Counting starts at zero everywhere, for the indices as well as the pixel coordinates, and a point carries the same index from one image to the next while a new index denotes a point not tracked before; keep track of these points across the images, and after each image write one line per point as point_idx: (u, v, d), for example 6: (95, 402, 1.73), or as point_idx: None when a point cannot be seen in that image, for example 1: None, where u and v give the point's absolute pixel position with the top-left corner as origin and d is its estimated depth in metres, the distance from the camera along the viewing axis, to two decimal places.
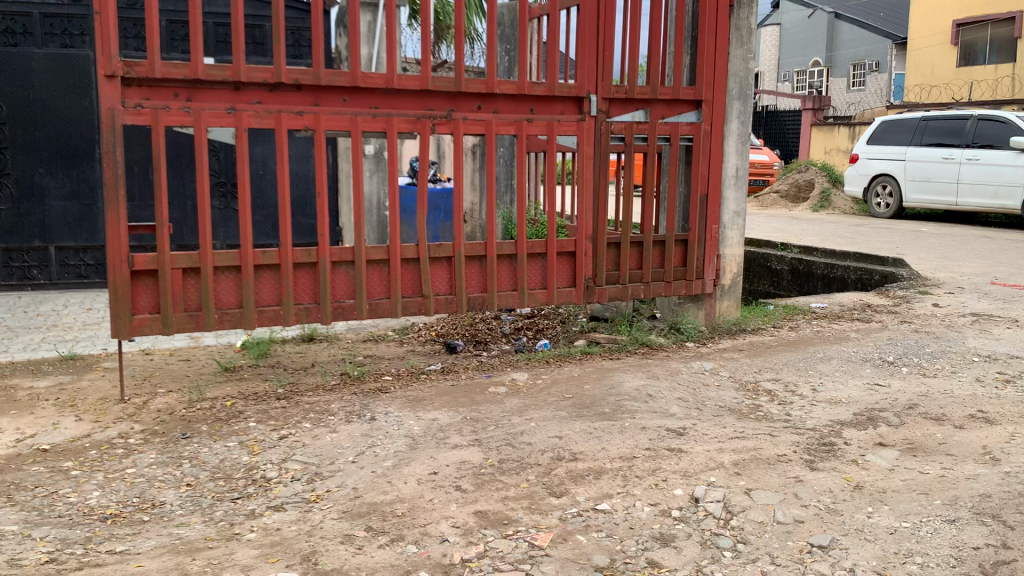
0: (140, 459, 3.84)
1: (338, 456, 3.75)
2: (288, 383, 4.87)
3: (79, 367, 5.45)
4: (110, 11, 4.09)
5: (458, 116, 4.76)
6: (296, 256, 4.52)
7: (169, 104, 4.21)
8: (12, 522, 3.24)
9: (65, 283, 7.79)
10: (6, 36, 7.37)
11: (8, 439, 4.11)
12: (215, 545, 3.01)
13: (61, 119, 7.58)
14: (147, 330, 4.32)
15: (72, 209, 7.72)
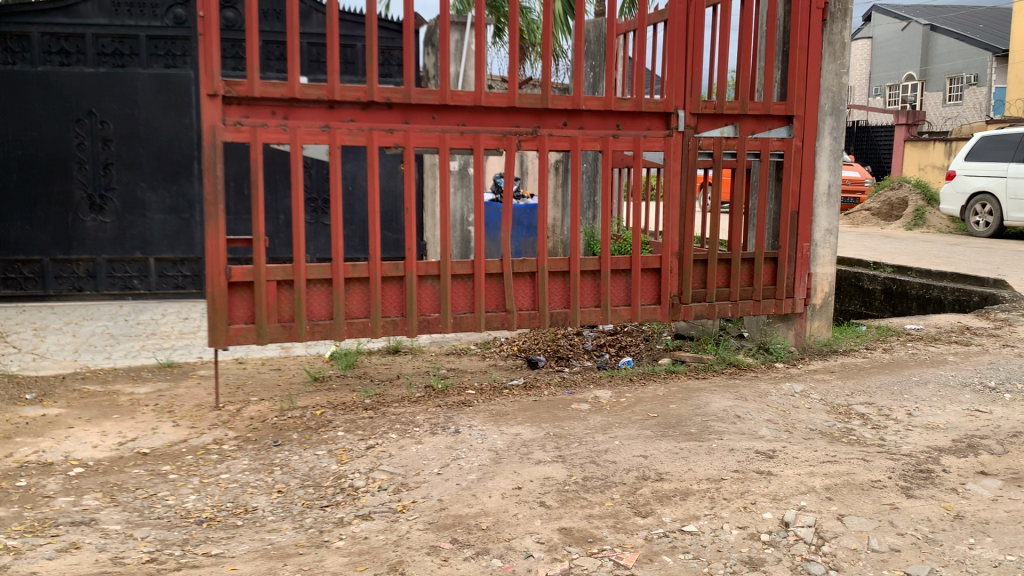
0: (234, 465, 3.96)
1: (423, 467, 3.79)
2: (374, 394, 4.96)
3: (176, 374, 5.67)
4: (213, 33, 4.26)
5: (545, 133, 4.78)
6: (384, 270, 4.61)
7: (268, 122, 4.37)
8: (115, 522, 3.38)
9: (163, 294, 8.11)
10: (115, 58, 7.74)
11: (112, 442, 4.30)
12: (305, 551, 3.08)
13: (163, 136, 7.93)
14: (242, 340, 4.46)
15: (171, 222, 8.06)
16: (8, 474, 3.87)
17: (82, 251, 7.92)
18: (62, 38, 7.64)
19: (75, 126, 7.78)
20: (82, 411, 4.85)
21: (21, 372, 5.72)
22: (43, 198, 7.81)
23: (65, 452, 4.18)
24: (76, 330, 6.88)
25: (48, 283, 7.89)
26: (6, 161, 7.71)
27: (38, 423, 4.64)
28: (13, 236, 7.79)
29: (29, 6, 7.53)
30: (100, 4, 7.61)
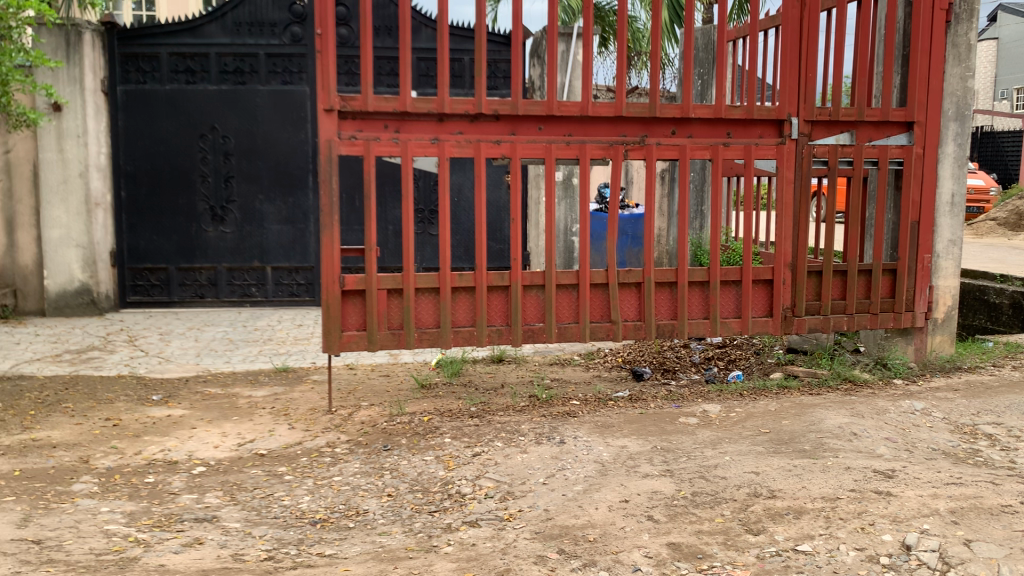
0: (345, 468, 4.08)
1: (529, 477, 3.80)
2: (480, 402, 5.01)
3: (291, 379, 5.87)
4: (329, 50, 4.41)
5: (652, 142, 4.73)
6: (490, 279, 4.66)
7: (380, 135, 4.49)
8: (236, 520, 3.52)
9: (278, 301, 8.41)
10: (236, 75, 8.11)
11: (232, 443, 4.49)
12: (415, 555, 3.13)
13: (280, 150, 8.24)
14: (354, 346, 4.59)
15: (287, 232, 8.35)
16: (138, 471, 4.09)
17: (204, 260, 8.31)
18: (189, 57, 8.05)
19: (199, 141, 8.18)
20: (205, 412, 5.09)
21: (149, 374, 6.05)
22: (169, 209, 8.24)
23: (189, 451, 4.39)
24: (198, 335, 7.22)
25: (173, 290, 8.32)
26: (137, 175, 8.17)
27: (165, 423, 4.89)
28: (142, 245, 8.25)
29: (158, 28, 7.97)
30: (223, 25, 8.00)
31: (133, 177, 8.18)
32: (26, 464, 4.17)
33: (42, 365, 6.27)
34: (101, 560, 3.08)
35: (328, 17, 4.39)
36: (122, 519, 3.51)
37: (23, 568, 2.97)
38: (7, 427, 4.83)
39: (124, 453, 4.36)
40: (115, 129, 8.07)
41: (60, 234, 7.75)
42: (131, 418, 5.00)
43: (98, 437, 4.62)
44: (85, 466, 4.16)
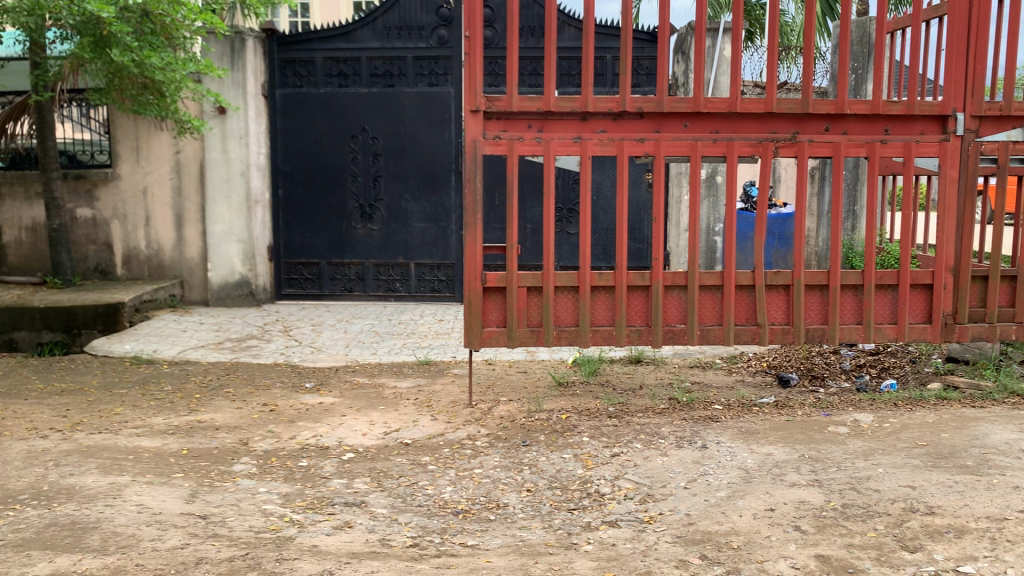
0: (486, 461, 4.15)
1: (670, 480, 3.75)
2: (619, 402, 4.98)
3: (433, 372, 6.03)
4: (476, 51, 4.50)
5: (804, 139, 4.56)
6: (631, 279, 4.62)
7: (524, 135, 4.55)
8: (383, 506, 3.65)
9: (421, 296, 8.64)
10: (385, 78, 8.38)
11: (378, 432, 4.65)
12: (555, 551, 3.15)
13: (425, 149, 8.45)
14: (494, 342, 4.66)
15: (430, 230, 8.56)
16: (292, 455, 4.31)
17: (353, 256, 8.65)
18: (341, 61, 8.40)
19: (349, 142, 8.52)
20: (353, 401, 5.30)
21: (301, 363, 6.36)
22: (321, 207, 8.63)
23: (339, 437, 4.59)
24: (347, 327, 7.52)
25: (323, 284, 8.71)
26: (293, 174, 8.60)
27: (317, 410, 5.13)
28: (296, 241, 8.68)
29: (314, 34, 8.35)
30: (374, 29, 8.29)
31: (289, 176, 8.62)
32: (193, 443, 4.47)
33: (205, 351, 6.71)
34: (261, 537, 3.26)
35: (476, 19, 4.48)
36: (278, 499, 3.71)
37: (191, 541, 3.19)
38: (176, 408, 5.20)
39: (280, 437, 4.60)
40: (274, 131, 8.52)
41: (223, 230, 8.32)
42: (286, 404, 5.27)
43: (257, 421, 4.90)
44: (245, 448, 4.42)
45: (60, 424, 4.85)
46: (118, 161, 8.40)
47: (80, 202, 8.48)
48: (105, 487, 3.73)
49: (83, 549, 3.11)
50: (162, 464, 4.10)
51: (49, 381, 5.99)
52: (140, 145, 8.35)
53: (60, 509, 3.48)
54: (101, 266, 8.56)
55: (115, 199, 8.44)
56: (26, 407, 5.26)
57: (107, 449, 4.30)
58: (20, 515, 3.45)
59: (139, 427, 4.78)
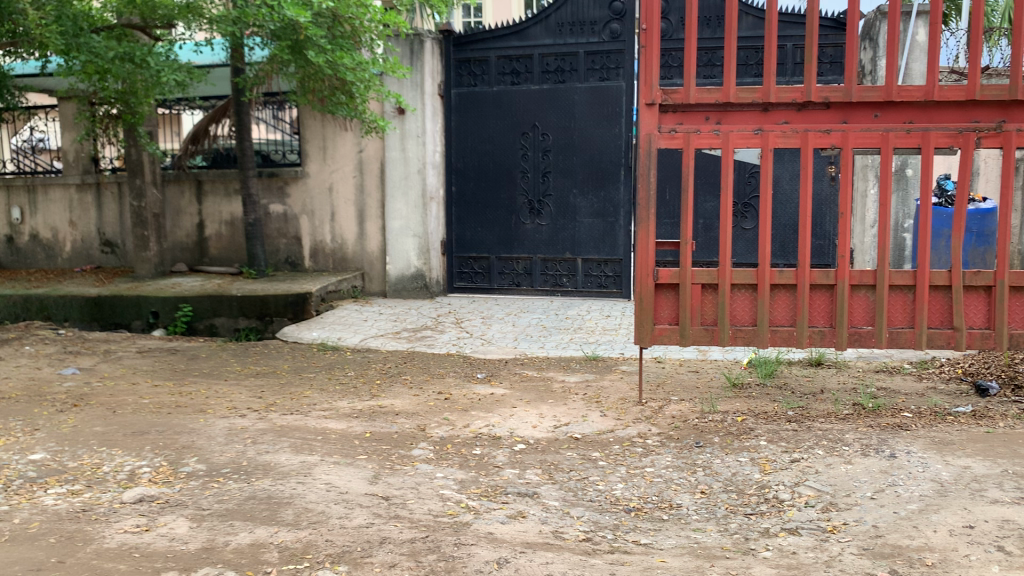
0: (658, 460, 4.10)
1: (855, 489, 3.57)
2: (798, 406, 4.78)
3: (601, 368, 6.02)
4: (653, 44, 4.44)
5: (1010, 128, 4.21)
6: (814, 277, 4.42)
7: (702, 128, 4.45)
8: (555, 498, 3.69)
9: (588, 292, 8.61)
10: (557, 74, 8.43)
11: (549, 425, 4.70)
12: (732, 555, 3.07)
13: (594, 145, 8.41)
14: (666, 339, 4.60)
15: (598, 225, 8.50)
16: (467, 442, 4.43)
17: (522, 251, 8.75)
18: (515, 59, 8.53)
19: (520, 139, 8.62)
20: (523, 393, 5.38)
21: (473, 355, 6.52)
22: (492, 203, 8.79)
23: (510, 428, 4.67)
24: (516, 321, 7.65)
25: (493, 278, 8.88)
26: (465, 171, 8.82)
27: (489, 400, 5.24)
28: (468, 236, 8.90)
29: (489, 34, 8.54)
30: (547, 26, 8.37)
31: (462, 173, 8.84)
32: (374, 427, 4.69)
33: (384, 340, 7.01)
34: (439, 521, 3.37)
35: (653, 12, 4.42)
36: (455, 485, 3.82)
37: (375, 520, 3.34)
38: (358, 393, 5.47)
39: (455, 425, 4.74)
40: (449, 129, 8.78)
41: (400, 225, 8.68)
42: (459, 393, 5.42)
43: (433, 409, 5.08)
44: (422, 434, 4.58)
45: (255, 404, 5.22)
46: (307, 159, 8.96)
47: (273, 198, 9.14)
48: (297, 464, 3.98)
49: (279, 522, 3.33)
50: (347, 446, 4.33)
51: (246, 364, 6.46)
52: (326, 144, 8.87)
53: (258, 484, 3.74)
54: (291, 259, 9.19)
55: (303, 196, 9.03)
56: (226, 388, 5.69)
57: (298, 429, 4.58)
58: (223, 487, 3.74)
59: (326, 410, 5.07)
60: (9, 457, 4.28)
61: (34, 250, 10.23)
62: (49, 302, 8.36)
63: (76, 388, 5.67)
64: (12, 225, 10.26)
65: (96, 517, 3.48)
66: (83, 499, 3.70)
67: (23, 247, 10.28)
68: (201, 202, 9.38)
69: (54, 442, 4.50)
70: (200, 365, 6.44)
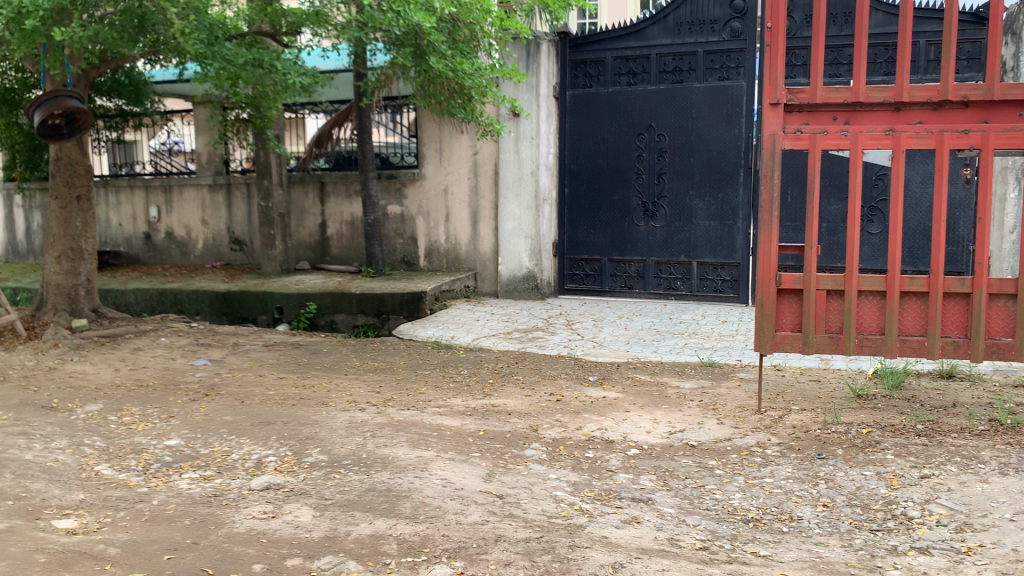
0: (778, 471, 3.99)
1: (992, 510, 3.37)
2: (928, 419, 4.56)
3: (717, 375, 5.89)
4: (779, 43, 4.32)
5: None
6: (948, 284, 4.20)
7: (829, 128, 4.30)
8: (670, 505, 3.64)
9: (703, 296, 8.44)
10: (675, 74, 8.31)
11: (663, 430, 4.64)
12: (857, 572, 2.95)
13: (713, 145, 8.24)
14: (788, 347, 4.48)
15: (715, 228, 8.32)
16: (580, 445, 4.42)
17: (635, 253, 8.65)
18: (631, 60, 8.46)
19: (636, 140, 8.54)
20: (637, 397, 5.33)
21: (584, 357, 6.50)
22: (605, 205, 8.72)
23: (624, 432, 4.63)
24: (628, 324, 7.58)
25: (604, 280, 8.82)
26: (579, 172, 8.80)
27: (601, 403, 5.22)
28: (580, 237, 8.87)
29: (606, 35, 8.51)
30: (665, 26, 8.26)
31: (575, 175, 8.82)
32: (488, 425, 4.74)
33: (496, 340, 7.08)
34: (553, 522, 3.37)
35: (779, 9, 4.30)
36: (568, 487, 3.82)
37: (491, 518, 3.38)
38: (472, 391, 5.55)
39: (567, 427, 4.74)
40: (563, 131, 8.79)
41: (514, 226, 8.76)
42: (571, 395, 5.42)
43: (545, 409, 5.09)
44: (534, 434, 4.60)
45: (374, 399, 5.37)
46: (424, 161, 9.17)
47: (391, 199, 9.39)
48: (414, 459, 4.07)
49: (397, 514, 3.41)
50: (462, 443, 4.39)
51: (364, 359, 6.65)
52: (443, 146, 9.06)
53: (377, 476, 3.85)
54: (407, 258, 9.43)
55: (420, 197, 9.24)
56: (346, 382, 5.88)
57: (414, 425, 4.68)
58: (345, 478, 3.86)
59: (441, 407, 5.16)
60: (148, 442, 4.55)
61: (169, 247, 10.83)
62: (182, 296, 8.84)
63: (207, 378, 5.98)
64: (150, 223, 10.89)
65: (226, 502, 3.65)
66: (214, 484, 3.89)
67: (159, 244, 10.90)
68: (323, 203, 9.72)
69: (188, 429, 4.74)
70: (321, 359, 6.67)
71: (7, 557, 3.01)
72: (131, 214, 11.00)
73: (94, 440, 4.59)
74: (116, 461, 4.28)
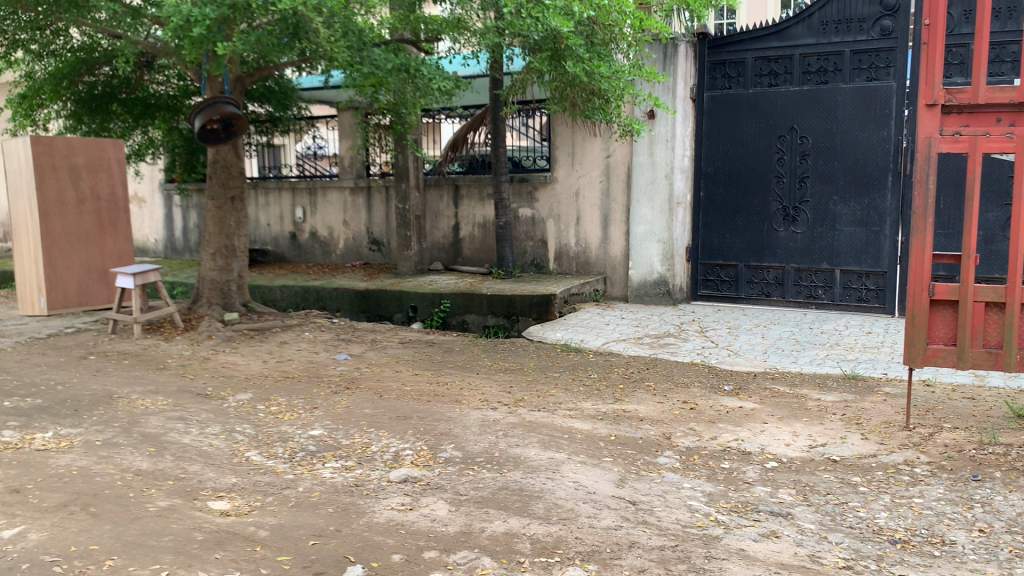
0: (928, 491, 3.78)
1: None
2: None
3: (861, 389, 5.63)
4: (937, 41, 4.10)
5: None
6: None
7: (992, 130, 4.06)
8: (811, 521, 3.51)
9: (846, 305, 8.11)
10: (819, 75, 8.02)
11: (803, 444, 4.48)
12: None
13: (859, 148, 7.91)
14: (940, 361, 4.24)
15: (860, 235, 7.97)
16: (715, 455, 4.34)
17: (774, 259, 8.40)
18: (773, 60, 8.23)
19: (777, 142, 8.29)
20: (775, 409, 5.18)
21: (719, 366, 6.36)
22: (742, 209, 8.50)
23: (761, 444, 4.51)
24: (765, 333, 7.36)
25: (741, 287, 8.60)
26: (716, 176, 8.61)
27: (738, 413, 5.10)
28: (715, 242, 8.68)
29: (747, 35, 8.31)
30: (810, 25, 7.99)
31: (712, 178, 8.63)
32: (620, 431, 4.72)
33: (627, 345, 7.04)
34: (688, 532, 3.32)
35: (938, 6, 4.08)
36: (703, 497, 3.75)
37: (624, 523, 3.36)
38: (602, 396, 5.54)
39: (702, 436, 4.65)
40: (700, 133, 8.63)
41: (646, 229, 8.68)
42: (706, 404, 5.32)
43: (678, 417, 5.02)
44: (668, 442, 4.54)
45: (505, 399, 5.44)
46: (557, 165, 9.23)
47: (523, 202, 9.51)
48: (546, 460, 4.10)
49: (531, 514, 3.44)
50: (594, 447, 4.39)
51: (496, 359, 6.75)
52: (576, 150, 9.08)
53: (510, 475, 3.89)
54: (538, 261, 9.52)
55: (552, 200, 9.31)
56: (478, 381, 5.98)
57: (546, 427, 4.71)
58: (478, 475, 3.93)
59: (572, 410, 5.17)
60: (294, 431, 4.77)
61: (313, 246, 11.32)
62: (324, 294, 9.22)
63: (348, 372, 6.22)
64: (295, 223, 11.42)
65: (367, 492, 3.78)
66: (355, 475, 4.04)
67: (303, 243, 11.42)
68: (457, 205, 9.92)
69: (330, 420, 4.94)
70: (453, 358, 6.81)
71: (169, 533, 3.23)
72: (279, 214, 11.57)
73: (245, 427, 4.85)
74: (265, 448, 4.50)
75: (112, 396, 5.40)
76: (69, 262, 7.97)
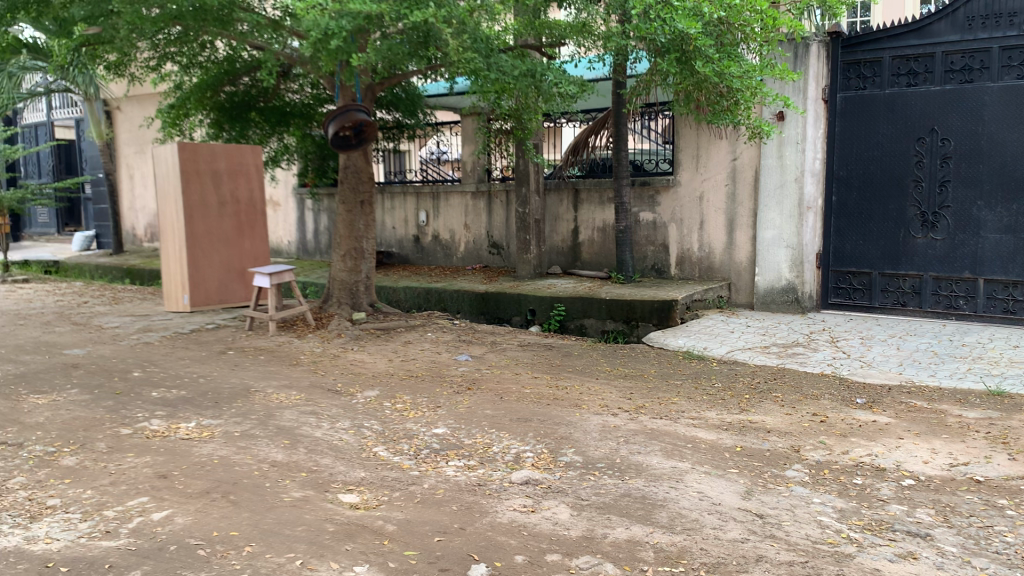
0: None
1: None
2: None
3: (1007, 406, 5.29)
4: None
5: None
6: None
7: None
8: (952, 544, 3.33)
9: (990, 317, 7.64)
10: (964, 73, 7.61)
11: (943, 462, 4.26)
12: None
13: (1007, 150, 7.45)
14: None
15: (1007, 242, 7.51)
16: (847, 470, 4.18)
17: (911, 267, 8.02)
18: (913, 59, 7.86)
19: (916, 144, 7.91)
20: (912, 424, 4.94)
21: (850, 377, 6.13)
22: (877, 214, 8.16)
23: (897, 460, 4.31)
24: (900, 344, 7.03)
25: (874, 296, 8.24)
26: (849, 180, 8.28)
27: (872, 428, 4.89)
28: (847, 249, 8.35)
29: (884, 33, 7.98)
30: (954, 21, 7.60)
31: (845, 182, 8.30)
32: (745, 442, 4.61)
33: (753, 353, 6.86)
34: (819, 548, 3.21)
35: None
36: (834, 513, 3.62)
37: (751, 537, 3.28)
38: (727, 405, 5.42)
39: (832, 450, 4.49)
40: (832, 135, 8.29)
41: (774, 235, 8.44)
42: (837, 417, 5.13)
43: (807, 430, 4.86)
44: (796, 455, 4.41)
45: (626, 405, 5.41)
46: (680, 168, 9.10)
47: (644, 206, 9.44)
48: (669, 469, 4.05)
49: (654, 523, 3.41)
50: (718, 457, 4.30)
51: (616, 365, 6.71)
52: (701, 153, 8.94)
53: (632, 482, 3.87)
54: (659, 266, 9.42)
55: (674, 205, 9.20)
56: (598, 387, 5.96)
57: (668, 435, 4.65)
58: (599, 481, 3.92)
59: (695, 419, 5.08)
60: (418, 429, 4.88)
61: (436, 249, 11.57)
62: (446, 296, 9.41)
63: (470, 373, 6.33)
64: (419, 227, 11.70)
65: (490, 492, 3.84)
66: (478, 474, 4.11)
67: (427, 246, 11.68)
68: (577, 209, 9.92)
69: (453, 420, 5.04)
70: (573, 362, 6.81)
71: (302, 523, 3.37)
72: (404, 218, 11.88)
73: (372, 423, 5.01)
74: (391, 444, 4.64)
75: (250, 390, 5.68)
76: (210, 261, 8.39)
